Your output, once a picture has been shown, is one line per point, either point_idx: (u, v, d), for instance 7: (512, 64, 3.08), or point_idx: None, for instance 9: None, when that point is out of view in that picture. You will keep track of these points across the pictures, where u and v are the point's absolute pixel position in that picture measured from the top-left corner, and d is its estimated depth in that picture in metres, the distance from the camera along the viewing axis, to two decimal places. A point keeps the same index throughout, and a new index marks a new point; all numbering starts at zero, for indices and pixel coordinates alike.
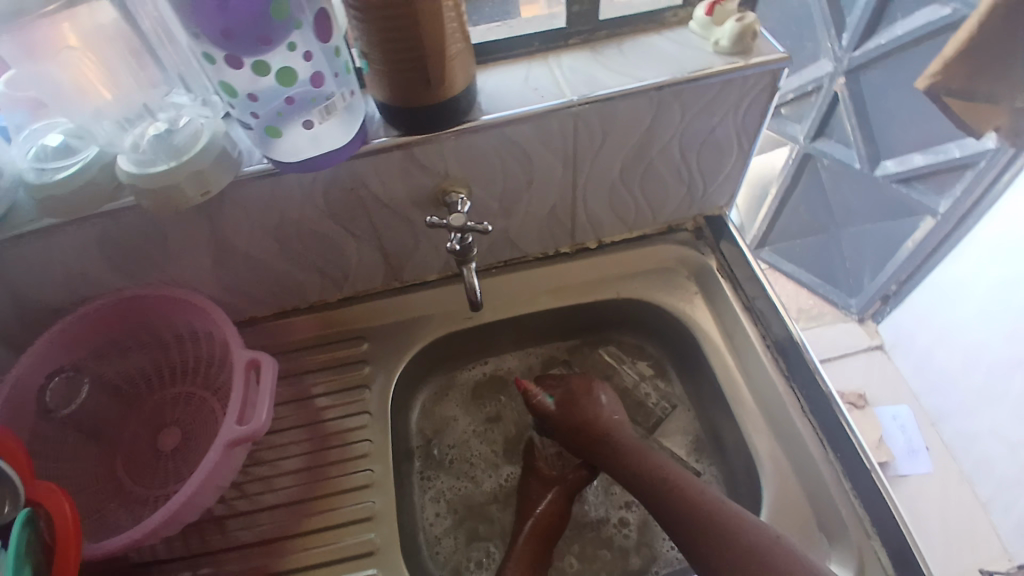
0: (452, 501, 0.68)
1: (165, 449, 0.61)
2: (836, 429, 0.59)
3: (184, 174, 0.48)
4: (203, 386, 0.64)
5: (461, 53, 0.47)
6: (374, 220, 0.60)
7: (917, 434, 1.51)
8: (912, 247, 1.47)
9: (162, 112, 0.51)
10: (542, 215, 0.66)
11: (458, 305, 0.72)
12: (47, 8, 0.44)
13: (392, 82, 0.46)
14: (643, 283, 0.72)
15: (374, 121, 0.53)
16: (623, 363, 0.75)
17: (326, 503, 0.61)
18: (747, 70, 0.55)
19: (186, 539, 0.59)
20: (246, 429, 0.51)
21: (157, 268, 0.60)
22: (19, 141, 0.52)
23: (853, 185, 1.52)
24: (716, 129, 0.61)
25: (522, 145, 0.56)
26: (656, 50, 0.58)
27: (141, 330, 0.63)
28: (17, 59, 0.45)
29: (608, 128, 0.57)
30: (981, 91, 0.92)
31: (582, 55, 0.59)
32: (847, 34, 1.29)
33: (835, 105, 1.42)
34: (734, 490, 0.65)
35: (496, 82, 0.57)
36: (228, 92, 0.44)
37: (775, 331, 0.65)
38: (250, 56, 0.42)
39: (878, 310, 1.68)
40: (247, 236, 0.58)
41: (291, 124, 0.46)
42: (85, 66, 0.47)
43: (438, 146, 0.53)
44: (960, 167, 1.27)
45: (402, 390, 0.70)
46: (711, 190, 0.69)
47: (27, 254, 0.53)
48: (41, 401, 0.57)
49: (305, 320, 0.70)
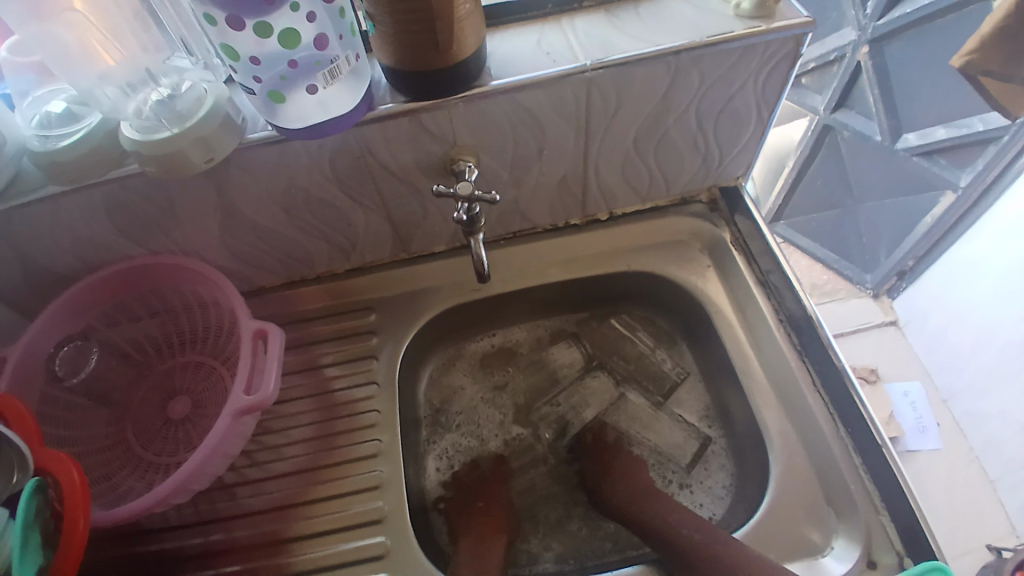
0: (461, 465, 0.69)
1: (176, 417, 0.62)
2: (848, 405, 0.59)
3: (188, 140, 0.47)
4: (212, 354, 0.64)
5: (471, 14, 0.45)
6: (382, 189, 0.59)
7: (927, 411, 1.50)
8: (930, 222, 1.44)
9: (165, 77, 0.50)
10: (552, 185, 0.65)
11: (467, 277, 0.71)
12: None
13: (399, 44, 0.45)
14: (654, 257, 0.71)
15: (380, 87, 0.51)
16: (634, 332, 0.75)
17: (334, 471, 0.61)
18: (770, 35, 0.52)
19: (197, 506, 0.60)
20: (254, 398, 0.51)
21: (165, 238, 0.59)
22: (21, 108, 0.52)
23: (873, 158, 1.48)
24: (735, 97, 0.59)
25: (534, 113, 0.55)
26: (675, 13, 0.56)
27: (149, 298, 0.64)
28: (22, 22, 0.43)
29: (622, 95, 0.55)
30: (1019, 76, 0.89)
31: (596, 17, 0.57)
32: (873, 1, 1.24)
33: (857, 75, 1.37)
34: (742, 462, 0.65)
35: (507, 46, 0.55)
36: (230, 56, 0.42)
37: (789, 307, 0.65)
38: (252, 17, 0.40)
39: (893, 286, 1.66)
40: (252, 204, 0.57)
41: (295, 89, 0.45)
42: (90, 28, 0.45)
43: (447, 113, 0.52)
44: (983, 142, 1.24)
45: (410, 361, 0.70)
46: (727, 161, 0.67)
47: (33, 222, 0.53)
48: (51, 368, 0.58)
49: (313, 290, 0.70)
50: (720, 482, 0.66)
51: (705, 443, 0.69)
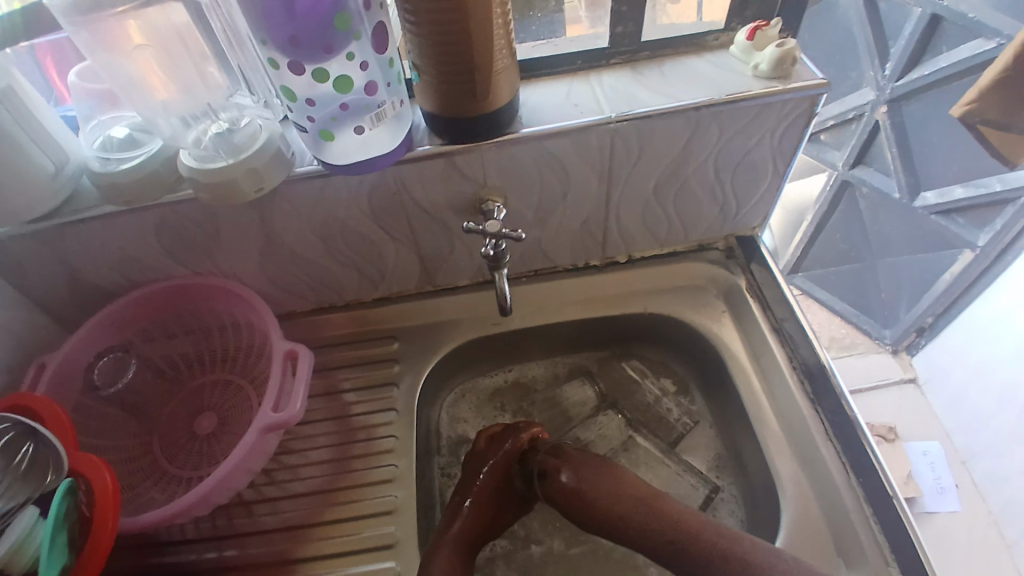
0: None
1: (201, 433, 0.64)
2: (862, 456, 0.59)
3: (240, 171, 0.51)
4: (241, 374, 0.67)
5: (507, 69, 0.49)
6: (413, 224, 0.62)
7: (946, 471, 1.47)
8: (949, 279, 1.44)
9: (224, 112, 0.54)
10: (574, 227, 0.68)
11: (488, 311, 0.74)
12: (119, 7, 0.46)
13: (441, 92, 0.49)
14: (670, 299, 0.73)
15: (419, 130, 0.55)
16: (646, 378, 0.76)
17: (349, 495, 0.63)
18: (786, 94, 0.56)
19: (215, 520, 0.62)
20: (281, 416, 0.53)
21: (207, 259, 0.63)
22: (86, 130, 0.56)
23: (890, 215, 1.50)
24: (752, 151, 0.62)
25: (561, 159, 0.58)
26: (697, 73, 0.59)
27: (187, 317, 0.67)
28: (91, 49, 0.47)
29: (644, 146, 0.58)
30: (1017, 125, 0.94)
31: (622, 74, 0.61)
32: (891, 62, 1.29)
33: (875, 134, 1.40)
34: (755, 509, 0.65)
35: (539, 97, 0.59)
36: (288, 97, 0.47)
37: (803, 355, 0.66)
38: (311, 63, 0.44)
39: (912, 343, 1.64)
40: (292, 233, 0.61)
41: (343, 129, 0.49)
42: (151, 62, 0.49)
43: (479, 156, 0.55)
44: (1000, 202, 1.26)
45: (429, 390, 0.72)
46: (744, 212, 0.70)
47: (88, 238, 0.57)
48: (89, 377, 0.61)
49: (339, 317, 0.73)
50: None
51: (712, 492, 0.68)
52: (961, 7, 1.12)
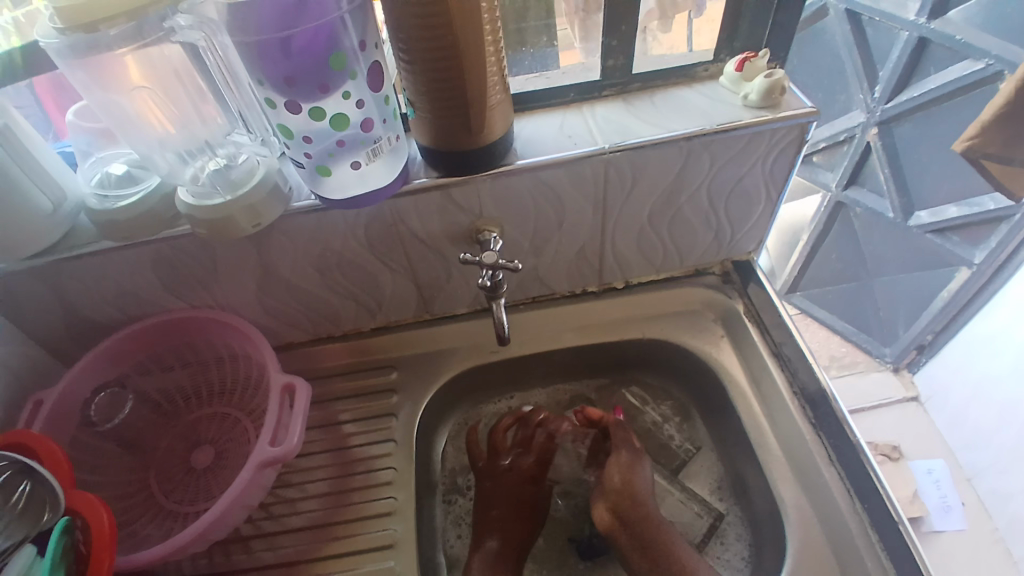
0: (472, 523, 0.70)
1: (198, 467, 0.64)
2: (865, 481, 0.58)
3: (238, 207, 0.51)
4: (238, 408, 0.67)
5: (501, 103, 0.50)
6: (410, 254, 0.63)
7: (952, 490, 1.46)
8: (946, 297, 1.44)
9: (221, 148, 0.55)
10: (570, 255, 0.68)
11: (486, 339, 0.74)
12: (121, 48, 0.46)
13: (435, 127, 0.50)
14: (667, 324, 0.73)
15: (415, 163, 0.56)
16: (647, 404, 0.76)
17: (348, 529, 0.62)
18: (776, 123, 0.57)
19: (211, 557, 0.61)
20: (279, 451, 0.53)
21: (205, 292, 0.63)
22: (83, 167, 0.57)
23: (885, 234, 1.51)
24: (744, 178, 0.62)
25: (556, 189, 0.59)
26: (688, 104, 0.60)
27: (185, 350, 0.67)
28: (89, 88, 0.48)
29: (638, 175, 0.59)
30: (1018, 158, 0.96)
31: (614, 105, 0.62)
32: (880, 86, 1.31)
33: (867, 154, 1.42)
34: (759, 535, 0.64)
35: (532, 129, 0.60)
36: (285, 134, 0.47)
37: (803, 380, 0.65)
38: (307, 101, 0.45)
39: (912, 361, 1.64)
40: (290, 265, 0.61)
41: (339, 163, 0.50)
42: (152, 100, 0.50)
43: (475, 188, 0.56)
44: (994, 220, 1.27)
45: (428, 420, 0.71)
46: (738, 237, 0.71)
47: (84, 273, 0.57)
48: (86, 413, 0.61)
49: (338, 347, 0.73)
50: (737, 554, 0.65)
51: (717, 521, 0.67)
52: (948, 29, 1.14)
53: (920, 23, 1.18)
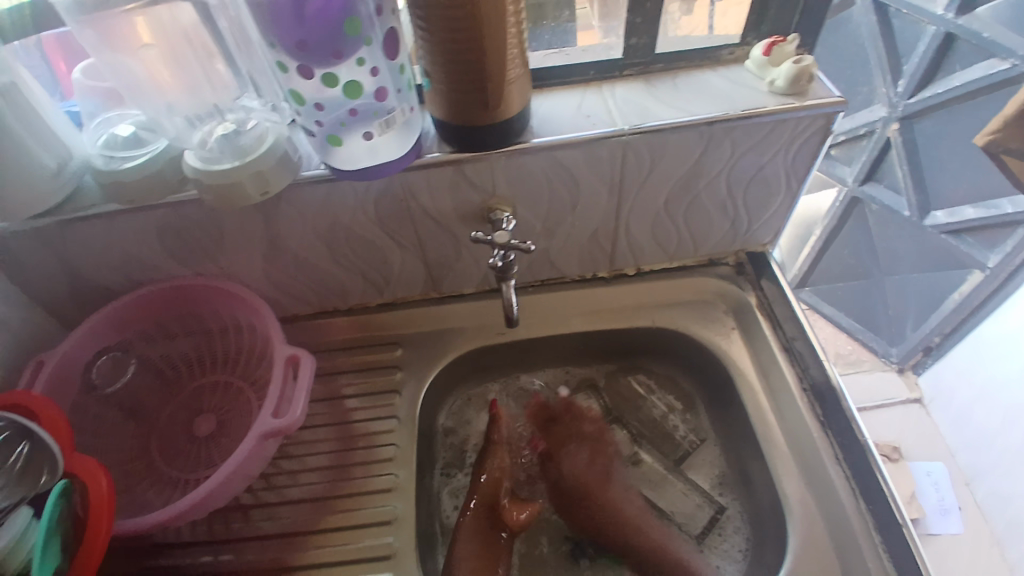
0: None
1: (199, 435, 0.63)
2: (870, 480, 0.58)
3: (246, 174, 0.50)
4: (241, 377, 0.66)
5: (519, 78, 0.48)
6: (420, 231, 0.62)
7: (949, 491, 1.47)
8: (957, 299, 1.42)
9: (231, 112, 0.54)
10: (582, 239, 0.67)
11: (492, 320, 0.73)
12: (127, 5, 0.46)
13: (451, 101, 0.48)
14: (678, 314, 0.72)
15: (429, 137, 0.55)
16: (652, 392, 0.75)
17: (347, 503, 0.61)
18: (802, 111, 0.55)
19: (210, 525, 0.61)
20: (280, 422, 0.52)
21: (209, 260, 0.62)
22: (89, 126, 0.56)
23: (898, 233, 1.47)
24: (766, 167, 0.61)
25: (571, 171, 0.57)
26: (711, 87, 0.59)
27: (188, 318, 0.66)
28: (98, 50, 0.48)
29: (656, 159, 0.58)
30: None
31: (635, 86, 0.60)
32: (903, 80, 1.28)
33: (886, 151, 1.39)
34: (760, 529, 0.63)
35: (549, 107, 0.58)
36: (297, 100, 0.47)
37: (813, 374, 0.64)
38: (319, 68, 0.44)
39: (919, 362, 1.63)
40: (298, 237, 0.60)
41: (351, 134, 0.48)
42: (158, 62, 0.50)
43: (488, 164, 0.54)
44: (1011, 224, 1.25)
45: (431, 399, 0.71)
46: (755, 227, 0.69)
47: (87, 236, 0.56)
48: (87, 377, 0.61)
49: (342, 322, 0.72)
50: (736, 545, 0.65)
51: (717, 513, 0.67)
52: (974, 26, 1.12)
53: (948, 18, 1.14)
